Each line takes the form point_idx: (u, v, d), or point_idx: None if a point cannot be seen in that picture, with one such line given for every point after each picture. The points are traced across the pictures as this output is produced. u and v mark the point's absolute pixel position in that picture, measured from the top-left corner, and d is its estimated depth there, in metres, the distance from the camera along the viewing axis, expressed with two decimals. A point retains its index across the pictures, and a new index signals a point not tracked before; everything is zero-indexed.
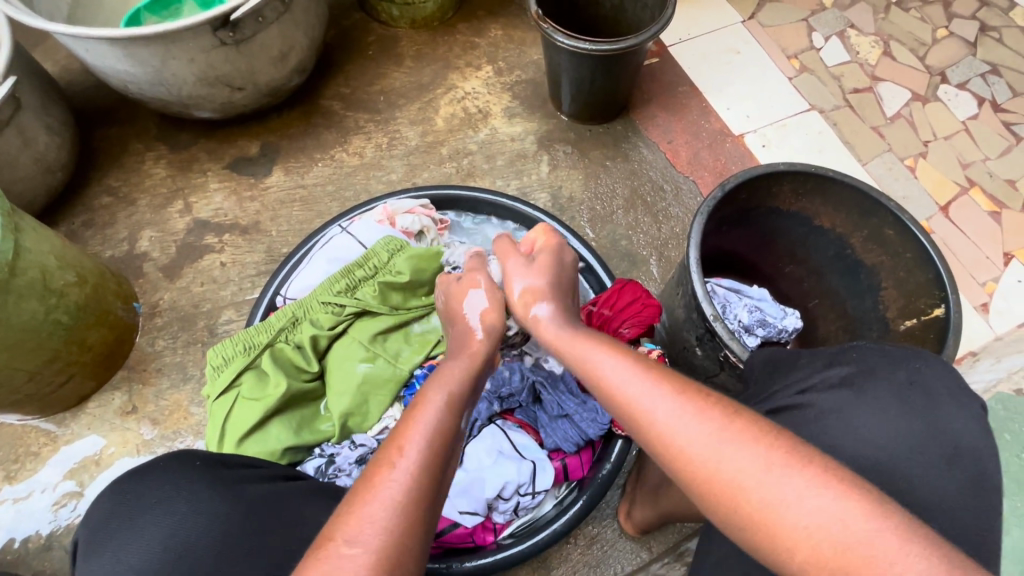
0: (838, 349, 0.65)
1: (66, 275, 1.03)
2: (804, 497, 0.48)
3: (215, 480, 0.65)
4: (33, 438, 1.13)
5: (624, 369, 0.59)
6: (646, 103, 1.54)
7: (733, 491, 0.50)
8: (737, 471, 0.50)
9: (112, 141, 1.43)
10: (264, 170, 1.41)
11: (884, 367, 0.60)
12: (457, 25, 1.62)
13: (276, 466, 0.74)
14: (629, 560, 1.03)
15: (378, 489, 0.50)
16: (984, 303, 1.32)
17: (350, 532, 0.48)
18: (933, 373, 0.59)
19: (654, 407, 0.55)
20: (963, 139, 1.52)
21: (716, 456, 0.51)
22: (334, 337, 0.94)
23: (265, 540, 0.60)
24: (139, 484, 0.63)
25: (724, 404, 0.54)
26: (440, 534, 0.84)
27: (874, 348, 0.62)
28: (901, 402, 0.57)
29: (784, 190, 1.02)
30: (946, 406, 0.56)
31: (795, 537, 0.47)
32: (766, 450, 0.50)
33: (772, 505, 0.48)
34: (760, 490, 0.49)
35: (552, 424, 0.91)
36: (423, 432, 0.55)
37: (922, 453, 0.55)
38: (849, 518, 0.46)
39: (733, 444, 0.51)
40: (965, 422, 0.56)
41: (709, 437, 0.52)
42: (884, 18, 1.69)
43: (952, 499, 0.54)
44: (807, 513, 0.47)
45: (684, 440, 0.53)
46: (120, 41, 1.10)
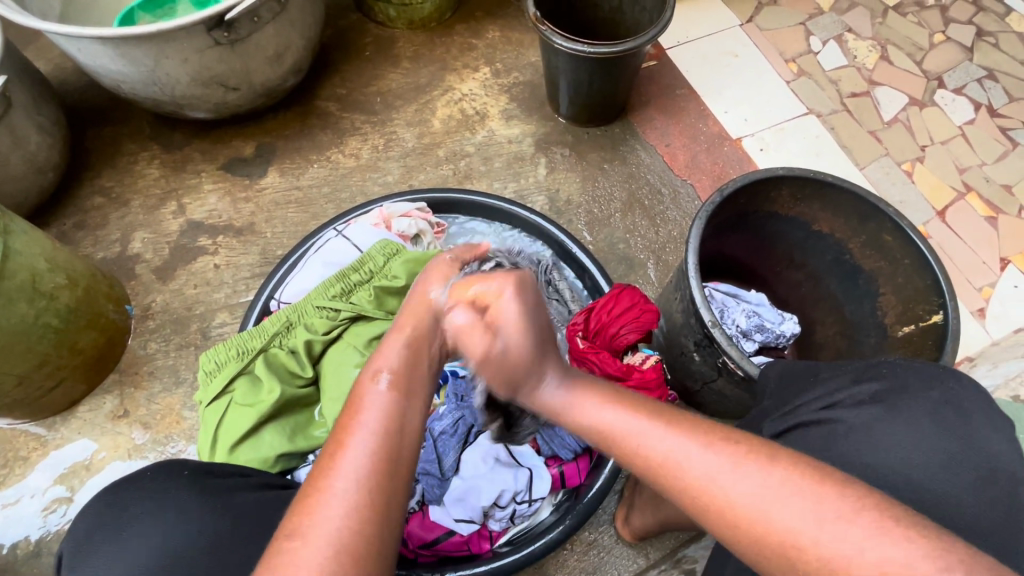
0: (868, 364, 0.63)
1: (56, 277, 1.02)
2: (805, 518, 0.47)
3: (203, 489, 0.64)
4: (22, 442, 1.12)
5: (615, 408, 0.57)
6: (644, 106, 1.53)
7: (731, 511, 0.49)
8: (760, 505, 0.48)
9: (105, 140, 1.41)
10: (259, 171, 1.40)
11: (919, 384, 0.58)
12: (454, 26, 1.61)
13: (270, 475, 0.74)
14: (626, 566, 1.02)
15: (326, 484, 0.50)
16: (980, 308, 1.32)
17: (297, 528, 0.48)
18: (966, 393, 0.57)
19: (648, 439, 0.54)
20: (960, 144, 1.52)
21: (710, 481, 0.50)
22: (329, 341, 0.92)
23: (255, 549, 0.60)
24: (127, 494, 0.62)
25: (714, 429, 0.53)
26: (435, 542, 0.83)
27: (906, 364, 0.61)
28: (934, 421, 0.56)
29: (783, 195, 1.02)
30: (979, 425, 0.55)
31: (831, 570, 0.45)
32: (781, 478, 0.49)
33: (800, 538, 0.47)
34: (786, 523, 0.47)
35: (549, 431, 0.91)
36: (373, 428, 0.53)
37: (955, 474, 0.54)
38: (870, 548, 0.45)
39: (749, 476, 0.49)
40: (999, 443, 0.54)
41: (704, 463, 0.51)
42: (882, 23, 1.69)
43: (985, 522, 0.52)
44: (807, 533, 0.46)
45: (679, 467, 0.52)
46: (113, 41, 1.08)
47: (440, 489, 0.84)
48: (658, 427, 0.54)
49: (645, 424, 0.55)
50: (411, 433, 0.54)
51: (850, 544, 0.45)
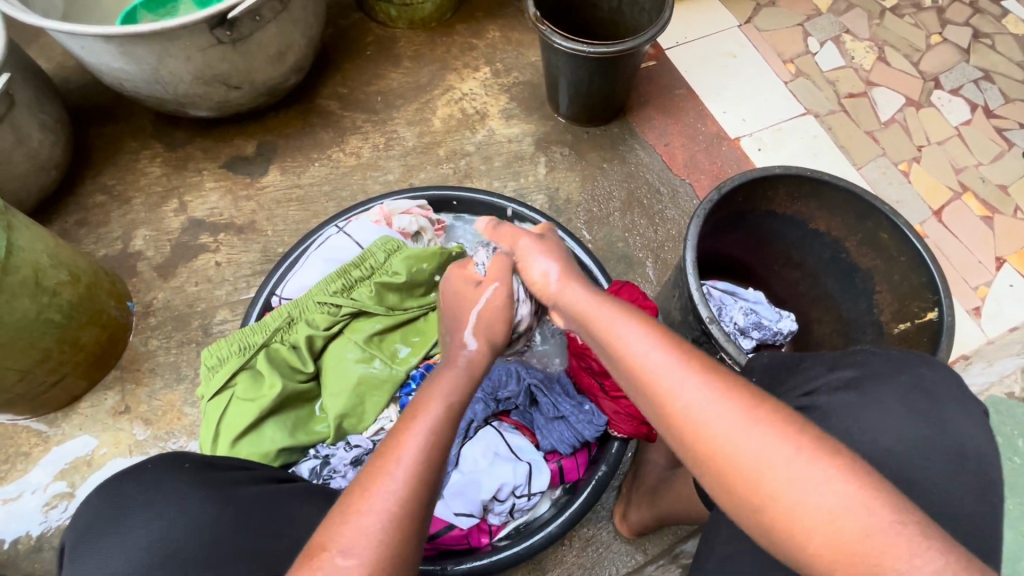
0: (840, 351, 0.64)
1: (59, 273, 1.03)
2: (822, 484, 0.47)
3: (206, 482, 0.65)
4: (24, 438, 1.12)
5: (646, 341, 0.58)
6: (643, 105, 1.54)
7: (753, 473, 0.49)
8: (752, 452, 0.49)
9: (107, 138, 1.42)
10: (260, 169, 1.40)
11: (890, 371, 0.59)
12: (455, 26, 1.62)
13: (272, 468, 0.75)
14: (624, 562, 1.03)
15: (371, 499, 0.50)
16: (976, 307, 1.33)
17: (343, 542, 0.48)
18: (938, 380, 0.58)
19: (678, 386, 0.54)
20: (956, 144, 1.53)
21: (736, 438, 0.50)
22: (330, 337, 0.93)
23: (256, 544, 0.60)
24: (127, 486, 0.62)
25: (745, 387, 0.53)
26: (434, 537, 0.83)
27: (878, 352, 0.62)
28: (906, 406, 0.57)
29: (780, 193, 1.03)
30: (953, 413, 0.56)
31: (812, 525, 0.46)
32: (784, 437, 0.49)
33: (790, 492, 0.47)
34: (777, 475, 0.48)
35: (548, 426, 0.91)
36: (421, 441, 0.54)
37: (927, 457, 0.54)
38: (852, 508, 0.45)
39: (750, 425, 0.50)
40: (975, 431, 0.56)
41: (730, 418, 0.51)
42: (879, 24, 1.71)
43: (957, 503, 0.53)
44: (824, 499, 0.46)
45: (705, 419, 0.52)
46: (116, 39, 1.09)
47: None
48: (688, 374, 0.54)
49: (659, 356, 0.56)
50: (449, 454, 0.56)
51: (839, 502, 0.46)
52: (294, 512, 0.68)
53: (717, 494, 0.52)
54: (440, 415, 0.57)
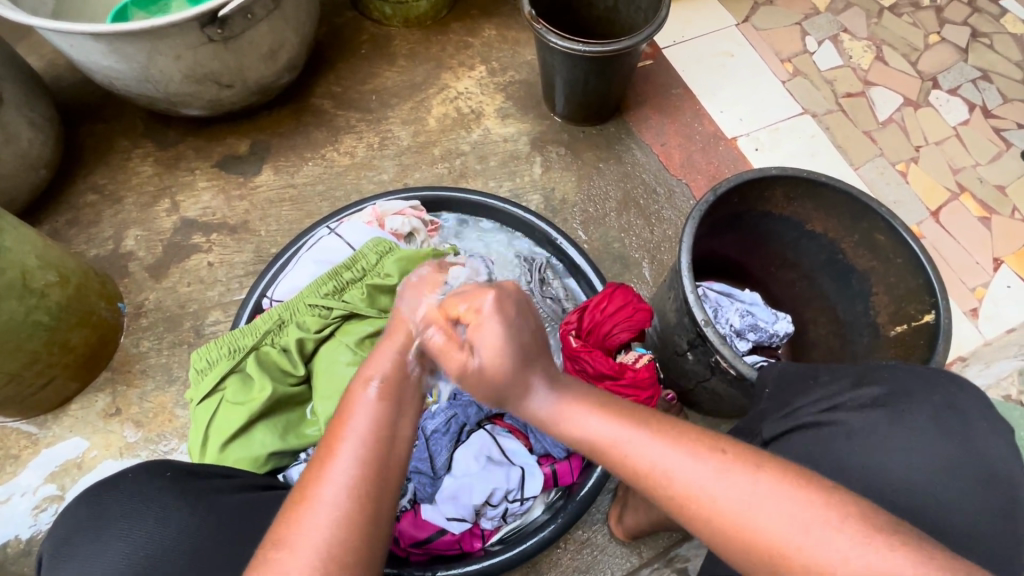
0: (871, 367, 0.63)
1: (47, 275, 1.01)
2: (803, 523, 0.47)
3: (185, 491, 0.64)
4: (14, 440, 1.11)
5: (605, 419, 0.55)
6: (639, 104, 1.53)
7: (735, 523, 0.49)
8: (703, 482, 0.50)
9: (98, 137, 1.41)
10: (253, 169, 1.39)
11: (921, 389, 0.58)
12: (450, 24, 1.61)
13: (254, 475, 0.73)
14: (619, 565, 1.02)
15: (311, 497, 0.51)
16: (973, 308, 1.33)
17: (282, 535, 0.50)
18: (968, 398, 0.57)
19: (646, 452, 0.53)
20: (954, 145, 1.53)
21: (714, 492, 0.50)
22: (321, 339, 0.92)
23: (237, 554, 0.60)
24: (108, 496, 0.62)
25: (707, 437, 0.53)
26: (426, 542, 0.83)
27: (906, 368, 0.61)
28: (937, 426, 0.56)
29: (777, 195, 1.02)
30: (981, 430, 0.55)
31: (762, 543, 0.48)
32: (730, 463, 0.51)
33: (739, 515, 0.49)
34: (726, 497, 0.49)
35: (542, 430, 0.90)
36: (358, 437, 0.55)
37: (958, 478, 0.54)
38: (801, 524, 0.47)
39: (720, 476, 0.50)
40: (1000, 449, 0.55)
41: (706, 474, 0.50)
42: (877, 23, 1.70)
43: (983, 523, 0.53)
44: (808, 537, 0.47)
45: (682, 478, 0.51)
46: (105, 37, 1.07)
47: (432, 487, 0.83)
48: (652, 437, 0.53)
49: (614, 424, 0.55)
50: (397, 440, 0.57)
51: (786, 518, 0.47)
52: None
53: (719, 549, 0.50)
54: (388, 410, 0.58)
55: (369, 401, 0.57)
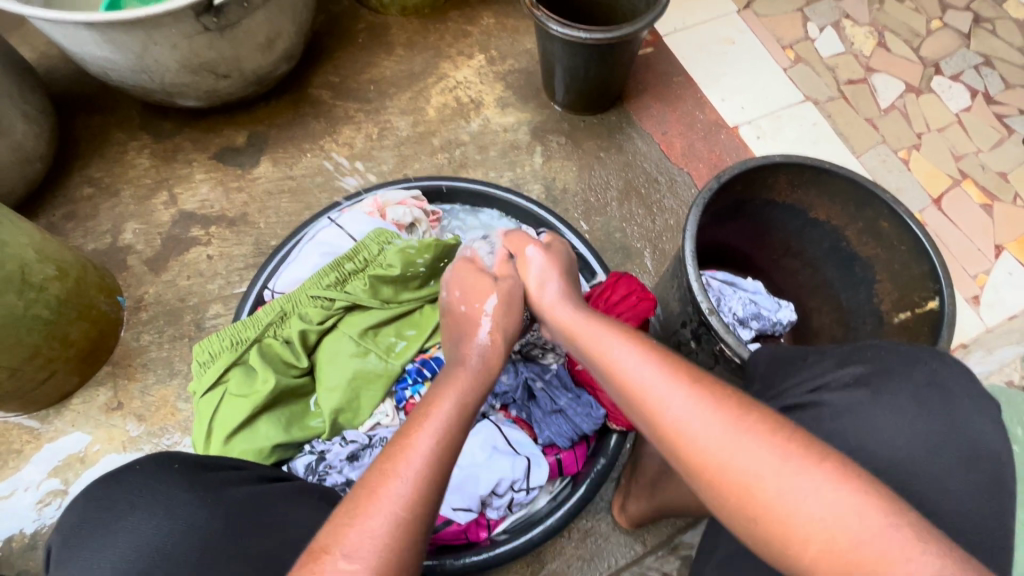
0: (857, 347, 0.63)
1: (46, 268, 1.00)
2: (818, 491, 0.47)
3: (193, 482, 0.64)
4: (16, 435, 1.11)
5: (637, 359, 0.59)
6: (640, 92, 1.52)
7: (745, 484, 0.49)
8: (751, 465, 0.49)
9: (93, 130, 1.39)
10: (251, 161, 1.38)
11: (902, 367, 0.58)
12: (448, 12, 1.58)
13: (261, 467, 0.74)
14: (623, 553, 1.03)
15: (377, 500, 0.49)
16: (974, 295, 1.32)
17: (348, 545, 0.47)
18: (950, 374, 0.57)
19: (668, 401, 0.54)
20: (955, 131, 1.52)
21: (729, 449, 0.50)
22: (324, 331, 0.91)
23: (244, 544, 0.60)
24: (115, 489, 0.62)
25: (735, 398, 0.53)
26: (433, 532, 0.81)
27: (888, 348, 0.60)
28: (916, 401, 0.56)
29: (780, 182, 1.01)
30: (962, 406, 0.55)
31: (808, 536, 0.46)
32: (773, 445, 0.49)
33: (783, 497, 0.48)
34: (771, 486, 0.48)
35: (546, 419, 0.88)
36: (433, 433, 0.55)
37: (939, 457, 0.54)
38: (834, 506, 0.46)
39: (742, 434, 0.51)
40: (987, 427, 0.54)
41: (724, 432, 0.51)
42: (879, 9, 1.68)
43: (961, 499, 0.52)
44: (821, 506, 0.46)
45: (696, 433, 0.52)
46: (98, 28, 1.06)
47: None
48: (675, 386, 0.55)
49: (651, 374, 0.57)
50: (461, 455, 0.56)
51: (832, 508, 0.46)
52: (288, 511, 0.66)
53: (731, 518, 0.50)
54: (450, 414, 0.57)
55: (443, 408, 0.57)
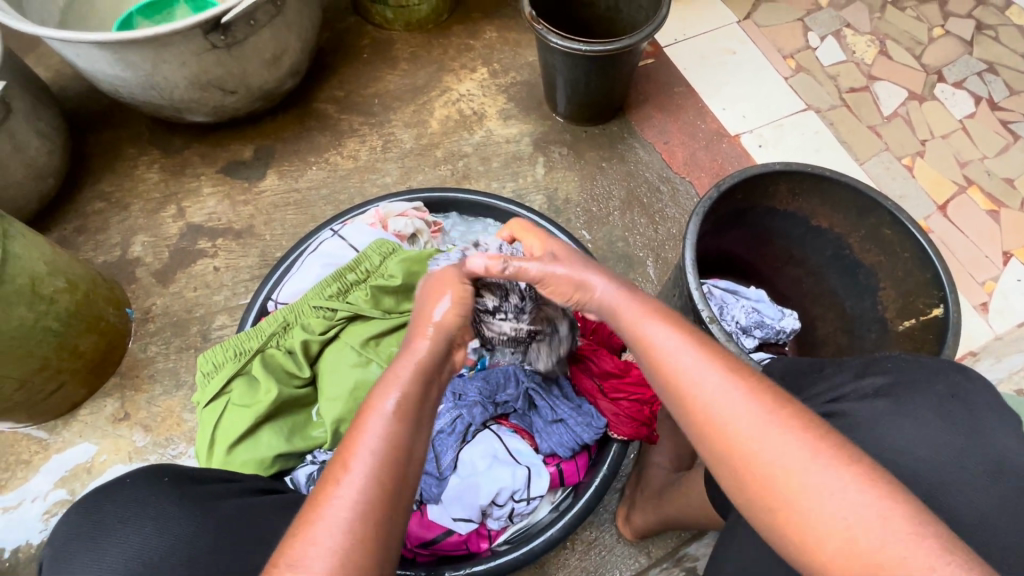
0: (875, 362, 0.62)
1: (56, 281, 1.02)
2: (844, 489, 0.46)
3: (183, 496, 0.64)
4: (25, 445, 1.12)
5: (671, 337, 0.59)
6: (641, 103, 1.53)
7: (771, 476, 0.49)
8: (777, 456, 0.50)
9: (105, 145, 1.42)
10: (258, 174, 1.40)
11: (924, 379, 0.57)
12: (451, 27, 1.61)
13: (256, 479, 0.77)
14: (628, 565, 1.02)
15: (323, 509, 0.49)
16: (983, 302, 1.31)
17: (292, 557, 0.47)
18: (975, 389, 0.55)
19: (702, 383, 0.55)
20: (960, 138, 1.52)
21: (757, 440, 0.51)
22: (326, 341, 0.92)
23: (234, 558, 0.60)
24: (102, 503, 0.61)
25: (775, 393, 0.53)
26: (433, 542, 0.81)
27: (910, 360, 0.60)
28: (940, 414, 0.54)
29: (780, 190, 1.01)
30: (986, 420, 0.53)
31: (828, 530, 0.46)
32: (806, 442, 0.49)
33: (812, 495, 0.47)
34: (796, 478, 0.48)
35: (547, 429, 0.88)
36: (371, 450, 0.53)
37: (961, 469, 0.51)
38: (857, 508, 0.45)
39: (774, 428, 0.51)
40: (1009, 442, 0.52)
41: (755, 419, 0.51)
42: (881, 17, 1.69)
43: (981, 515, 0.50)
44: (844, 506, 0.46)
45: (728, 417, 0.53)
46: (110, 47, 1.09)
47: (438, 488, 0.82)
48: (712, 369, 0.55)
49: (689, 355, 0.57)
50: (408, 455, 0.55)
51: (860, 513, 0.45)
52: (276, 525, 0.68)
53: (748, 504, 0.51)
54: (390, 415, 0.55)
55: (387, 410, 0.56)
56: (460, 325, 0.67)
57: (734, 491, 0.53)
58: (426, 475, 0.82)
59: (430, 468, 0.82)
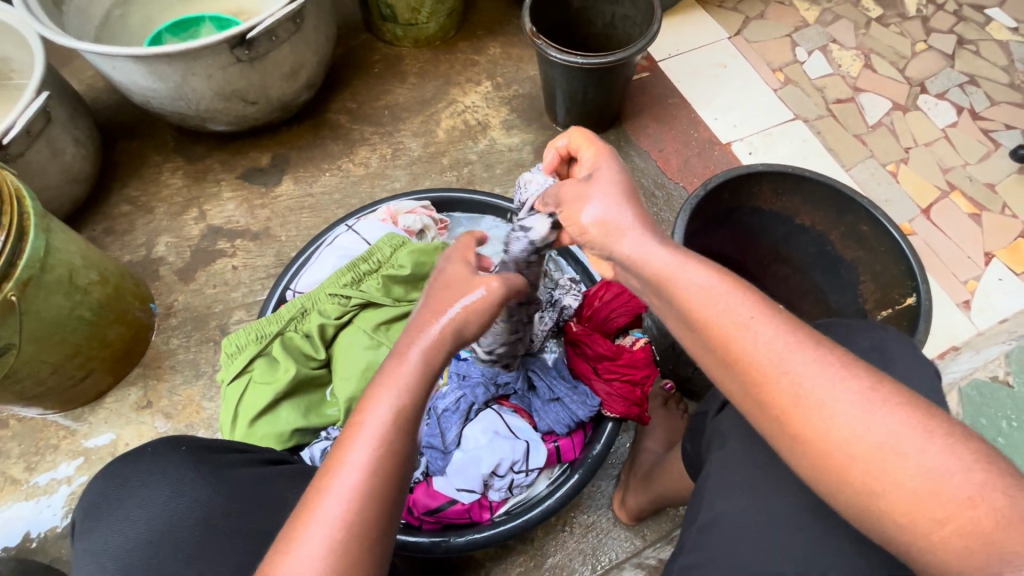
0: (815, 328, 0.72)
1: (90, 274, 1.10)
2: (952, 472, 0.44)
3: (198, 463, 0.68)
4: (53, 431, 1.19)
5: (745, 309, 0.55)
6: (637, 114, 1.62)
7: (869, 461, 0.46)
8: (874, 439, 0.47)
9: (132, 153, 1.52)
10: (275, 180, 1.49)
11: (849, 336, 0.66)
12: (457, 44, 1.71)
13: (265, 450, 0.77)
14: (623, 547, 1.06)
15: (309, 522, 0.51)
16: (965, 300, 1.36)
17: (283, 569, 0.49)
18: (892, 342, 0.65)
19: (788, 363, 0.51)
20: (943, 145, 1.59)
21: (854, 423, 0.47)
22: (341, 326, 0.99)
23: (242, 524, 0.64)
24: (128, 468, 0.67)
25: (867, 371, 0.50)
26: (438, 510, 0.87)
27: (839, 324, 0.69)
28: (858, 364, 0.63)
29: (765, 190, 1.08)
30: (903, 367, 0.61)
31: (938, 516, 0.44)
32: (908, 425, 0.46)
33: (919, 478, 0.45)
34: (896, 462, 0.46)
35: (545, 408, 0.94)
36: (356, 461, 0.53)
37: None
38: (969, 490, 0.43)
39: (872, 410, 0.47)
40: (922, 384, 0.61)
41: (850, 403, 0.48)
42: (865, 33, 1.78)
43: None
44: (955, 489, 0.44)
45: (818, 400, 0.49)
46: (145, 60, 1.18)
47: (442, 461, 0.88)
48: (796, 349, 0.51)
49: (768, 332, 0.53)
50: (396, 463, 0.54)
51: (969, 494, 0.43)
52: (287, 491, 0.70)
53: (836, 488, 0.48)
54: (381, 422, 0.55)
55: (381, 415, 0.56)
56: (467, 320, 0.65)
57: (823, 482, 0.49)
58: (432, 449, 0.89)
59: (435, 443, 0.89)
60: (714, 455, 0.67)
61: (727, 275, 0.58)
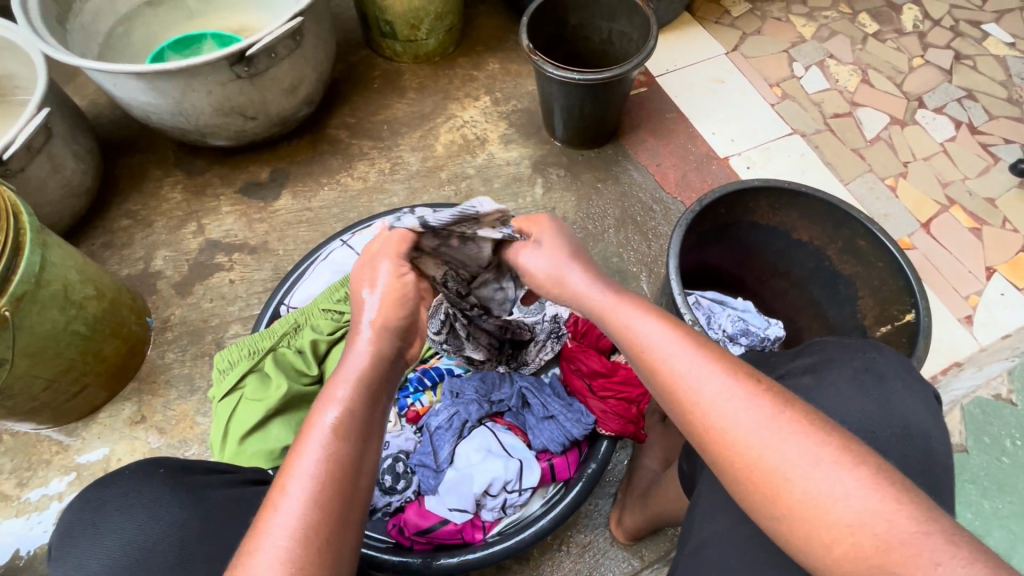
0: (808, 346, 0.71)
1: (86, 289, 1.10)
2: (852, 494, 0.47)
3: (177, 486, 0.68)
4: (45, 446, 1.18)
5: (666, 337, 0.59)
6: (634, 128, 1.62)
7: (776, 481, 0.49)
8: (783, 460, 0.49)
9: (133, 168, 1.53)
10: (273, 194, 1.49)
11: (841, 355, 0.65)
12: (456, 59, 1.73)
13: (247, 470, 0.78)
14: (621, 568, 1.04)
15: (261, 539, 0.49)
16: (968, 316, 1.34)
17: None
18: (883, 362, 0.64)
19: (701, 386, 0.55)
20: (941, 160, 1.58)
21: (764, 446, 0.50)
22: (334, 341, 0.98)
23: (223, 545, 0.64)
24: (104, 492, 0.66)
25: (776, 393, 0.53)
26: (429, 531, 0.85)
27: (832, 341, 0.68)
28: (855, 384, 0.62)
29: (761, 205, 1.08)
30: (894, 389, 0.61)
31: (839, 533, 0.46)
32: (813, 443, 0.49)
33: (818, 496, 0.48)
34: (802, 481, 0.48)
35: (539, 425, 0.93)
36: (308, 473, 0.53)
37: (876, 433, 0.59)
38: (869, 511, 0.46)
39: (781, 433, 0.50)
40: (914, 408, 0.60)
41: (760, 424, 0.51)
42: (862, 48, 1.79)
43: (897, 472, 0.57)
44: (851, 507, 0.46)
45: (734, 424, 0.52)
46: (146, 77, 1.19)
47: (435, 479, 0.87)
48: (713, 373, 0.55)
49: (688, 358, 0.57)
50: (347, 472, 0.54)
51: (864, 511, 0.46)
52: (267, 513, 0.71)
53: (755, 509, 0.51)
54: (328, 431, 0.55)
55: (327, 424, 0.55)
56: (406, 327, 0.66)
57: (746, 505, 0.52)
58: (424, 468, 0.88)
59: (428, 461, 0.88)
60: (702, 475, 0.67)
61: (654, 309, 0.63)
